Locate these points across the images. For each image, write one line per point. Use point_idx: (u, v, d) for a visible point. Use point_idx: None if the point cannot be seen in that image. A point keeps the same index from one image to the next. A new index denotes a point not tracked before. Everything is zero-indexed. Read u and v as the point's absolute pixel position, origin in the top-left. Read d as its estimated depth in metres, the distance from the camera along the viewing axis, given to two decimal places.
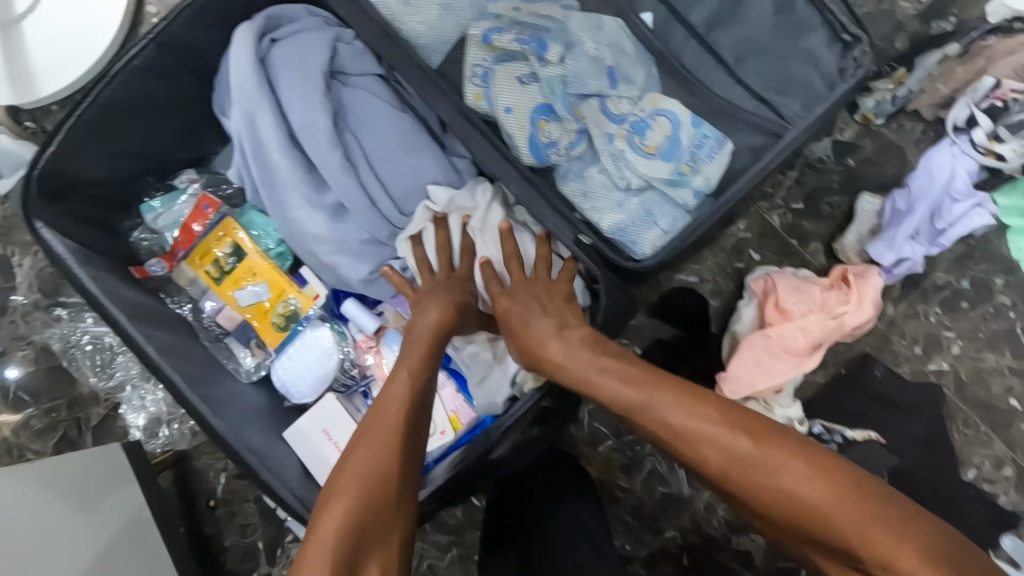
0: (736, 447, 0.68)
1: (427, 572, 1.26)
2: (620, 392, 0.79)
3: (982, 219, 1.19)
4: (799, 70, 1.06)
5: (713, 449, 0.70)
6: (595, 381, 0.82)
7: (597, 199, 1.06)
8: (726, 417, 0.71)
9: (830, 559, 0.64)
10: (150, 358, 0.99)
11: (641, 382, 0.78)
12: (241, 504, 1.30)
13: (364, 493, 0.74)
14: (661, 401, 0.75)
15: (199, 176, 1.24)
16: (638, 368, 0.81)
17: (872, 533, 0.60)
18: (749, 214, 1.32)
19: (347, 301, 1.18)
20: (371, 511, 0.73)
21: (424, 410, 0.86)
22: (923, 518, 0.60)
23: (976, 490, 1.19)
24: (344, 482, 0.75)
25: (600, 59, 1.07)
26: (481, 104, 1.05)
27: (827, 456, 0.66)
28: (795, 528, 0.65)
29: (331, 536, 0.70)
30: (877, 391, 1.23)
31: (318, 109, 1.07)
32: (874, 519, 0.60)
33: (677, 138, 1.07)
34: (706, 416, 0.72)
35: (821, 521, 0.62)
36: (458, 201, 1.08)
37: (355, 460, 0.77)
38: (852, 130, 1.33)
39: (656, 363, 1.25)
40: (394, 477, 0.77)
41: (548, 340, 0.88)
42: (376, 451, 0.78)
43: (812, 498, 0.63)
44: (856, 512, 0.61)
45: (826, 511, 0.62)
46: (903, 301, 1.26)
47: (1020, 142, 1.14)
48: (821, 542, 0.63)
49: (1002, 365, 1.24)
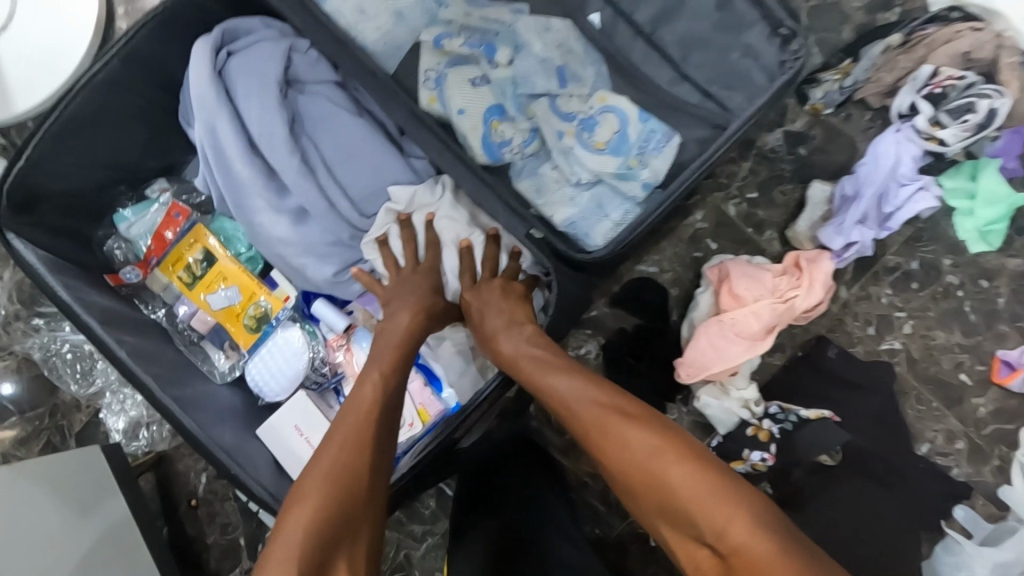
0: (613, 427, 0.78)
1: (404, 562, 1.30)
2: (535, 377, 0.89)
3: (927, 202, 1.24)
4: (741, 63, 1.10)
5: (596, 427, 0.79)
6: (525, 370, 0.92)
7: (550, 194, 1.12)
8: (608, 402, 0.80)
9: (676, 535, 0.71)
10: (122, 361, 1.03)
11: (552, 369, 0.88)
12: (221, 502, 1.33)
13: (332, 490, 0.77)
14: (568, 386, 0.85)
15: (170, 186, 1.29)
16: (553, 359, 0.90)
17: (710, 504, 0.67)
18: (705, 205, 1.36)
19: (317, 301, 1.22)
20: (339, 506, 0.76)
21: (391, 411, 0.90)
22: (761, 500, 0.66)
23: (928, 463, 1.24)
24: (312, 480, 0.78)
25: (549, 60, 1.14)
26: (435, 107, 1.10)
27: (693, 444, 0.73)
28: (653, 504, 0.73)
29: (299, 532, 0.73)
30: (832, 371, 1.28)
31: (275, 118, 1.11)
32: (716, 497, 0.67)
33: (625, 133, 1.12)
34: (598, 402, 0.81)
35: (674, 497, 0.70)
36: (418, 199, 1.13)
37: (324, 461, 0.81)
38: (802, 121, 1.35)
39: (617, 350, 1.29)
40: (363, 474, 0.81)
41: (499, 334, 0.96)
42: (344, 451, 0.82)
43: (671, 475, 0.70)
44: (702, 488, 0.68)
45: (678, 485, 0.70)
46: (857, 284, 1.31)
47: (961, 127, 1.19)
48: (671, 514, 0.70)
49: (952, 343, 1.28)
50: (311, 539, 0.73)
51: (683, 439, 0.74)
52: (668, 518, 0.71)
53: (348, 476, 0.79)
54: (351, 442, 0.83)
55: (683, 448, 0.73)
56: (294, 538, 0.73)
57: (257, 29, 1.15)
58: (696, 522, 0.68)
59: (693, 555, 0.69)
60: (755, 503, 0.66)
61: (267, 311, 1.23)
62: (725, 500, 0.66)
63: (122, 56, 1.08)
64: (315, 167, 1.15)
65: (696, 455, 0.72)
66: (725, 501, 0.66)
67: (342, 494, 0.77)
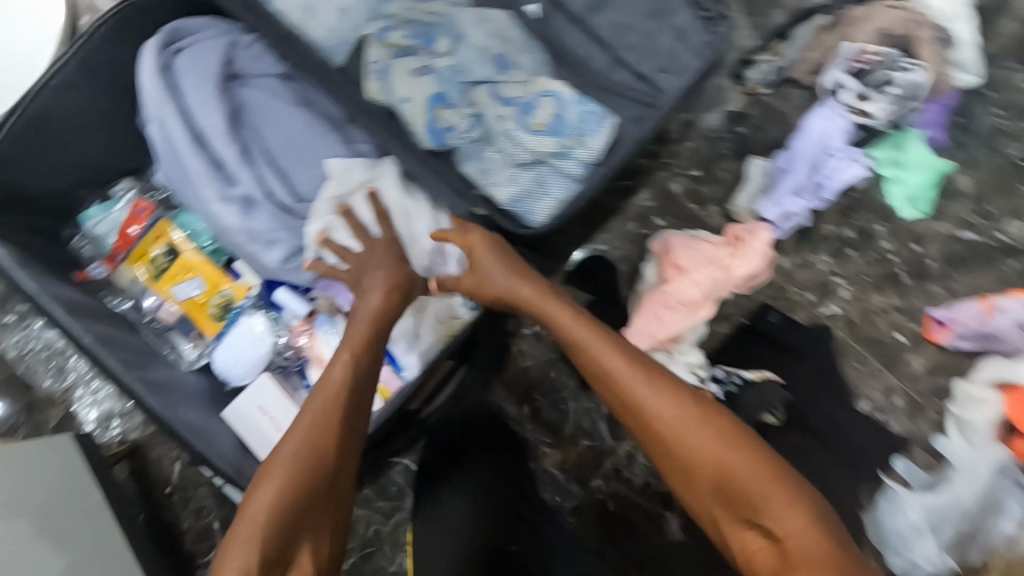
0: (683, 416, 0.83)
1: (374, 537, 1.34)
2: (588, 350, 0.91)
3: (856, 171, 1.32)
4: (668, 45, 1.18)
5: (663, 410, 0.84)
6: (549, 313, 0.95)
7: (493, 175, 1.15)
8: (678, 393, 0.85)
9: (726, 515, 0.81)
10: (88, 346, 1.07)
11: (595, 337, 0.91)
12: (195, 488, 1.37)
13: (298, 474, 0.83)
14: (625, 370, 0.87)
15: (135, 184, 1.33)
16: (597, 330, 0.92)
17: (770, 495, 0.77)
18: (651, 183, 1.42)
19: (280, 289, 1.25)
20: (304, 490, 0.82)
21: (363, 391, 0.93)
22: (809, 492, 0.79)
23: (870, 419, 1.30)
24: (280, 462, 0.84)
25: (487, 49, 1.20)
26: (379, 96, 1.14)
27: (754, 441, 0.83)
28: (710, 489, 0.81)
29: (265, 514, 0.80)
30: (773, 336, 1.31)
31: (214, 112, 1.17)
32: (778, 489, 0.78)
33: (562, 114, 1.17)
34: (647, 380, 0.86)
35: (730, 481, 0.80)
36: (352, 176, 1.20)
37: (291, 443, 0.85)
38: (740, 101, 1.43)
39: (565, 324, 1.34)
40: (331, 459, 0.86)
41: (530, 302, 0.97)
42: (312, 435, 0.86)
43: (740, 470, 0.79)
44: (761, 477, 0.79)
45: (738, 471, 0.79)
46: (796, 253, 1.38)
47: (884, 100, 1.29)
48: (729, 500, 0.80)
49: (889, 305, 1.35)
50: (276, 519, 0.80)
51: (734, 429, 0.83)
52: (719, 498, 0.81)
53: (315, 461, 0.84)
54: (317, 428, 0.87)
55: (747, 444, 0.82)
56: (258, 518, 0.80)
57: (203, 28, 1.22)
58: (755, 506, 0.78)
59: (743, 537, 0.79)
60: (806, 496, 0.78)
61: (231, 300, 1.29)
62: (789, 494, 0.77)
63: (80, 57, 1.14)
64: (257, 156, 1.21)
65: (753, 447, 0.82)
66: (788, 495, 0.77)
67: (305, 479, 0.83)
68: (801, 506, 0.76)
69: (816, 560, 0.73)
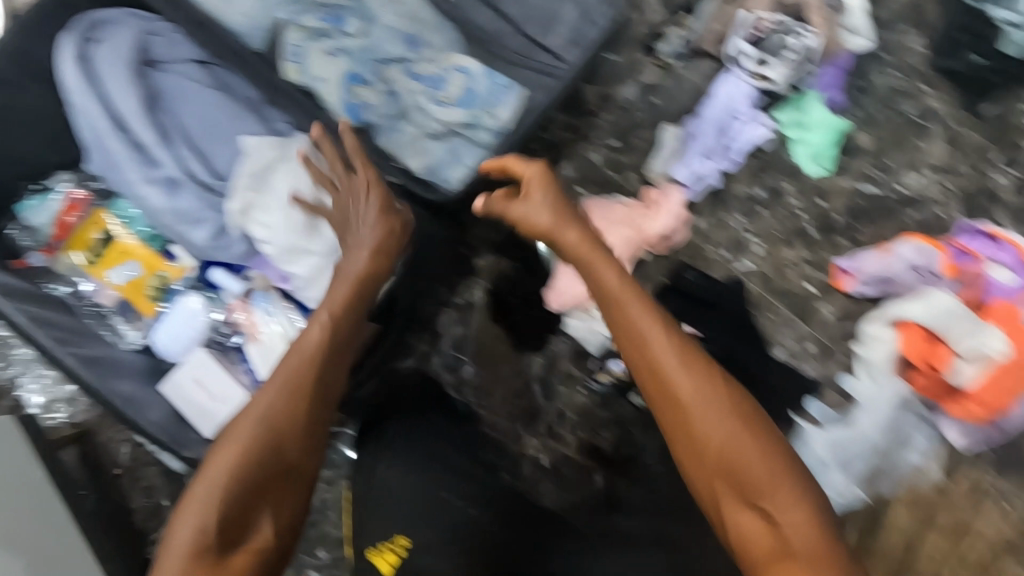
0: (709, 396, 0.76)
1: (321, 504, 1.41)
2: (626, 312, 0.79)
3: (760, 133, 1.42)
4: (569, 17, 1.26)
5: (687, 383, 0.76)
6: (593, 268, 0.84)
7: (410, 147, 1.23)
8: (707, 372, 0.77)
9: (729, 496, 0.75)
10: (21, 327, 1.11)
11: (624, 292, 0.80)
12: (145, 468, 1.43)
13: (263, 442, 0.82)
14: (660, 338, 0.77)
15: (73, 177, 1.37)
16: (642, 299, 0.80)
17: (773, 484, 0.73)
18: (572, 154, 1.49)
19: (215, 269, 1.32)
20: (267, 458, 0.81)
21: (334, 364, 0.92)
22: (813, 485, 0.75)
23: (782, 365, 1.37)
24: (246, 428, 0.82)
25: (398, 29, 1.28)
26: (296, 77, 1.21)
27: (769, 430, 0.77)
28: (712, 470, 0.75)
29: (224, 478, 0.79)
30: (689, 291, 1.36)
31: (131, 97, 1.24)
32: (783, 479, 0.74)
33: (471, 88, 1.26)
34: (682, 359, 0.77)
35: (738, 469, 0.74)
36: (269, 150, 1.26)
37: (261, 405, 0.84)
38: (655, 74, 1.50)
39: (493, 290, 1.44)
40: (299, 430, 0.84)
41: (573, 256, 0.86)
42: (281, 404, 0.84)
43: (750, 458, 0.74)
44: (769, 466, 0.74)
45: (747, 458, 0.74)
46: (710, 213, 1.46)
47: (780, 66, 1.39)
48: (732, 483, 0.74)
49: (798, 258, 1.42)
50: (235, 484, 0.79)
51: (750, 413, 0.77)
52: (716, 485, 0.75)
53: (281, 430, 0.83)
54: (291, 390, 0.86)
55: (761, 432, 0.76)
56: (218, 481, 0.79)
57: (123, 17, 1.28)
58: (757, 496, 0.73)
59: (739, 518, 0.75)
60: (808, 491, 0.74)
61: (167, 279, 1.35)
62: (795, 486, 0.73)
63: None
64: (176, 139, 1.28)
65: (765, 437, 0.76)
66: (793, 488, 0.73)
67: (267, 450, 0.82)
68: (801, 497, 0.73)
69: (816, 558, 0.70)
